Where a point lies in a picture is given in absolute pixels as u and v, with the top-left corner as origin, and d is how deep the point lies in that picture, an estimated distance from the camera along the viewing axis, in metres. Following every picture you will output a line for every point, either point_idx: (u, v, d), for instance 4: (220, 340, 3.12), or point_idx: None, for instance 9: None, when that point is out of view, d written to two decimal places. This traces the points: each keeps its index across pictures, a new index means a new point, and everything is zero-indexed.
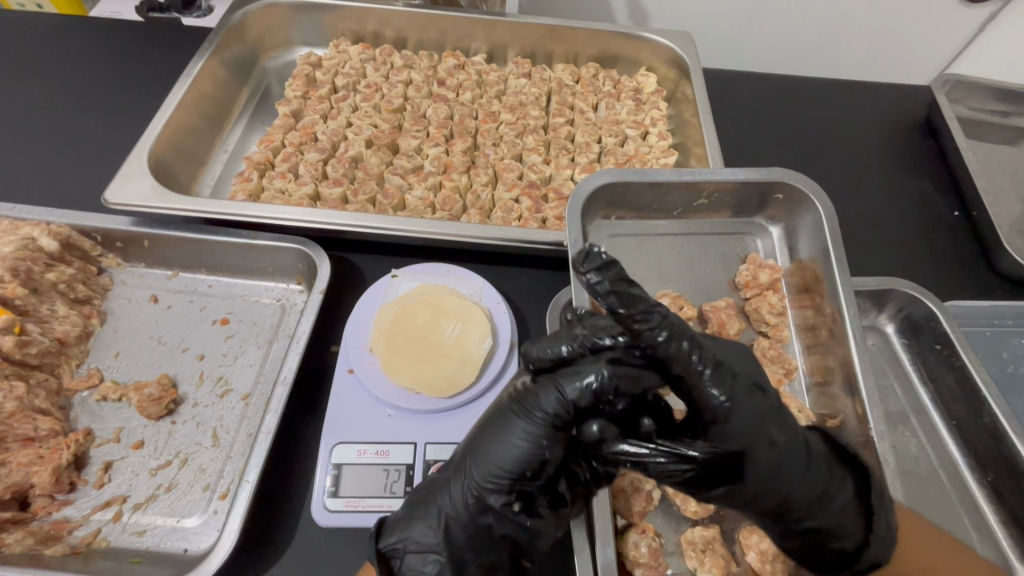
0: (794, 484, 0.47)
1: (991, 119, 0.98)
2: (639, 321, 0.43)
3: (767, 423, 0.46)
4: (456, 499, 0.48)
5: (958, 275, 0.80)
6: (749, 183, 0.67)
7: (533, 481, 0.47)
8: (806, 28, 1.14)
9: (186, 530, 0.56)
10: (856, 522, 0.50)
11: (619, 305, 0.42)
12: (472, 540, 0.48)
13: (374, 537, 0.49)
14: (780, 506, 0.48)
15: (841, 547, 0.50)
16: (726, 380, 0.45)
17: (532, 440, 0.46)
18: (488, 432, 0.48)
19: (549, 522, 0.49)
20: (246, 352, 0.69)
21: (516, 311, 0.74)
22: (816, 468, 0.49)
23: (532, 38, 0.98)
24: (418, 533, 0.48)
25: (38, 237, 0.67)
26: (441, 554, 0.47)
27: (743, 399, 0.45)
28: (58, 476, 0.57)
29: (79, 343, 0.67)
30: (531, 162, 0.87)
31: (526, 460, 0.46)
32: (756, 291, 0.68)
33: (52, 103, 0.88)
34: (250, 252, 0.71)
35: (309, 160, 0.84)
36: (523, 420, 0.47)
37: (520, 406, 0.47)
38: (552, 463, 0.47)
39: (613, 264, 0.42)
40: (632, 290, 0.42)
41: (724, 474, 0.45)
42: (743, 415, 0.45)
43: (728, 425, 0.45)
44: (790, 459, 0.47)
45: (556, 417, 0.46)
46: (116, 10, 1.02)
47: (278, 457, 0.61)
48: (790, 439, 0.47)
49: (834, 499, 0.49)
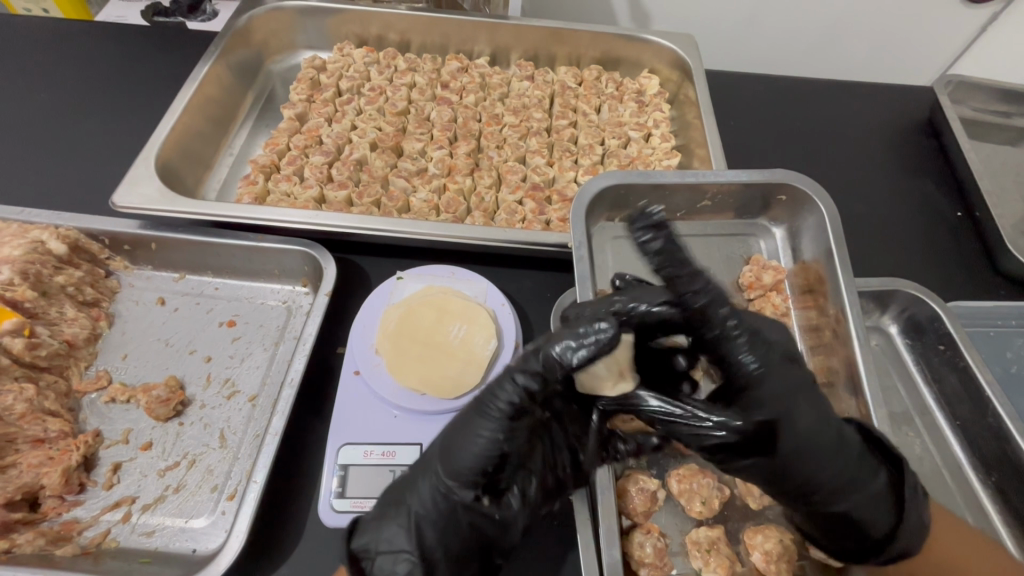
0: (822, 462, 0.47)
1: (994, 119, 0.98)
2: (685, 283, 0.46)
3: (798, 396, 0.48)
4: (423, 498, 0.49)
5: (961, 275, 0.80)
6: (752, 185, 0.67)
7: (496, 473, 0.48)
8: (809, 30, 1.15)
9: (194, 530, 0.57)
10: (886, 511, 0.49)
11: (667, 266, 0.45)
12: (442, 538, 0.48)
13: (347, 538, 0.49)
14: (809, 485, 0.48)
15: (869, 534, 0.49)
16: (761, 349, 0.49)
17: (492, 435, 0.47)
18: (451, 432, 0.49)
19: (517, 512, 0.49)
20: (252, 353, 0.69)
21: (520, 312, 0.74)
22: (847, 450, 0.48)
23: (536, 41, 0.98)
24: (388, 536, 0.48)
25: (47, 240, 0.67)
26: (412, 554, 0.47)
27: (776, 365, 0.49)
28: (68, 477, 0.58)
29: (88, 345, 0.68)
30: (535, 164, 0.88)
31: (486, 454, 0.47)
32: (760, 292, 0.69)
33: (60, 107, 0.89)
34: (256, 254, 0.71)
35: (314, 163, 0.85)
36: (480, 417, 0.48)
37: (478, 405, 0.49)
38: (514, 454, 0.49)
39: (667, 228, 0.44)
40: (682, 255, 0.45)
41: (757, 442, 0.46)
42: (775, 379, 0.48)
43: (762, 391, 0.48)
44: (820, 438, 0.47)
45: (515, 408, 0.47)
46: (122, 15, 1.03)
47: (286, 458, 0.62)
48: (820, 418, 0.48)
49: (862, 484, 0.48)
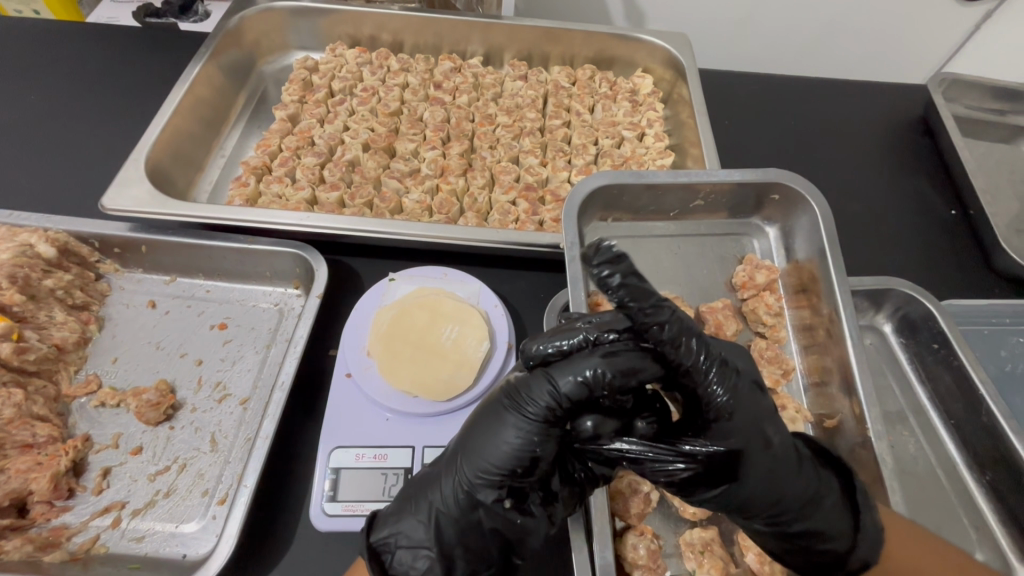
0: (784, 485, 0.46)
1: (988, 117, 0.98)
2: (648, 313, 0.42)
3: (761, 422, 0.46)
4: (446, 494, 0.48)
5: (955, 273, 0.80)
6: (745, 184, 0.67)
7: (525, 477, 0.46)
8: (802, 29, 1.15)
9: (185, 535, 0.57)
10: (846, 522, 0.49)
11: (629, 300, 0.41)
12: (462, 535, 0.48)
13: (367, 532, 0.50)
14: (768, 507, 0.47)
15: (832, 548, 0.49)
16: (730, 378, 0.45)
17: (523, 436, 0.45)
18: (481, 427, 0.48)
19: (540, 520, 0.48)
20: (244, 357, 0.69)
21: (513, 313, 0.74)
22: (804, 469, 0.48)
23: (529, 41, 0.98)
24: (409, 529, 0.48)
25: (35, 243, 0.67)
26: (431, 549, 0.47)
27: (743, 395, 0.45)
28: (57, 482, 0.57)
29: (78, 348, 0.67)
30: (528, 164, 0.87)
31: (515, 456, 0.46)
32: (753, 292, 0.68)
33: (50, 110, 0.89)
34: (247, 257, 0.71)
35: (306, 165, 0.85)
36: (513, 417, 0.46)
37: (512, 401, 0.47)
38: (545, 460, 0.46)
39: (624, 259, 0.40)
40: (644, 285, 0.41)
41: (723, 474, 0.45)
42: (742, 410, 0.45)
43: (731, 422, 0.45)
44: (785, 462, 0.46)
45: (550, 412, 0.45)
46: (114, 16, 1.02)
47: (278, 461, 0.61)
48: (782, 438, 0.47)
49: (823, 500, 0.48)
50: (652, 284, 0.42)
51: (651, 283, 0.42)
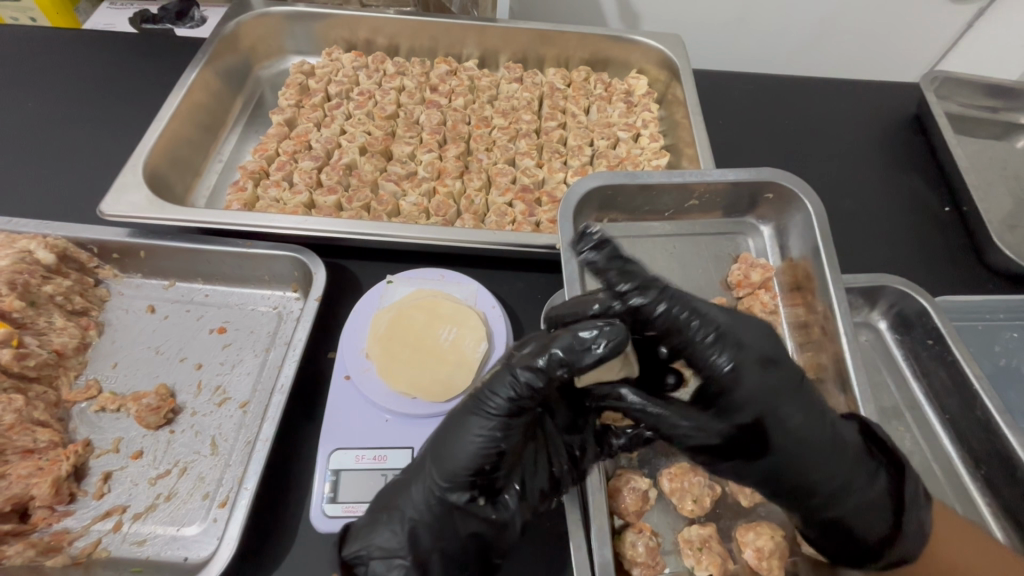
0: (807, 463, 0.48)
1: (980, 115, 0.99)
2: (637, 289, 0.48)
3: (781, 398, 0.48)
4: (418, 501, 0.49)
5: (949, 270, 0.81)
6: (739, 183, 0.68)
7: (492, 472, 0.48)
8: (796, 28, 1.15)
9: (186, 538, 0.57)
10: (883, 513, 0.50)
11: (617, 279, 0.49)
12: (438, 539, 0.48)
13: (339, 546, 0.50)
14: (793, 484, 0.49)
15: (866, 536, 0.50)
16: (732, 348, 0.47)
17: (487, 434, 0.47)
18: (445, 432, 0.49)
19: (512, 512, 0.50)
20: (243, 360, 0.69)
21: (511, 314, 0.74)
22: (844, 452, 0.49)
23: (523, 43, 0.99)
24: (383, 540, 0.48)
25: (35, 250, 0.67)
26: (406, 557, 0.47)
27: (751, 367, 0.47)
28: (58, 487, 0.58)
29: (77, 354, 0.67)
30: (524, 166, 0.88)
31: (483, 453, 0.47)
32: (748, 290, 0.69)
33: (48, 116, 0.89)
34: (246, 261, 0.71)
35: (303, 169, 0.85)
36: (477, 415, 0.47)
37: (476, 401, 0.48)
38: (511, 452, 0.48)
39: (608, 243, 0.48)
40: (627, 266, 0.49)
41: (735, 445, 0.48)
42: (750, 382, 0.47)
43: (738, 394, 0.47)
44: (814, 439, 0.48)
45: (513, 404, 0.46)
46: (110, 23, 1.03)
47: (278, 465, 0.62)
48: (809, 416, 0.48)
49: (857, 486, 0.50)
50: (638, 266, 0.49)
51: (637, 266, 0.49)
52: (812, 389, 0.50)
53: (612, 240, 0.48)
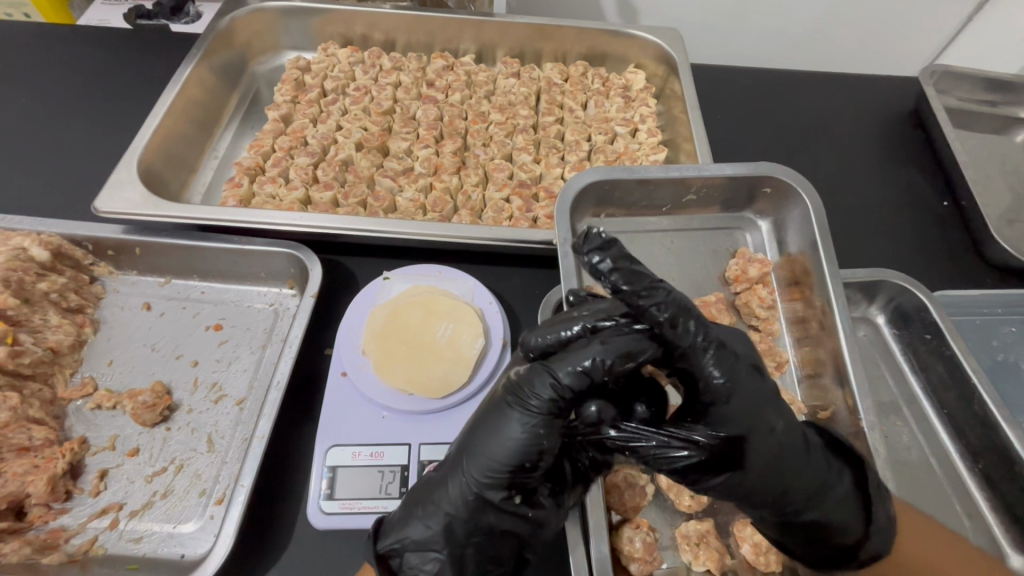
0: (792, 472, 0.48)
1: (979, 109, 0.99)
2: (645, 296, 0.44)
3: (765, 408, 0.47)
4: (455, 496, 0.48)
5: (948, 264, 0.81)
6: (737, 178, 0.68)
7: (532, 472, 0.47)
8: (795, 22, 1.15)
9: (183, 535, 0.57)
10: (855, 513, 0.51)
11: (623, 283, 0.44)
12: (472, 533, 0.48)
13: (374, 540, 0.50)
14: (779, 497, 0.48)
15: (841, 541, 0.51)
16: (727, 360, 0.46)
17: (529, 431, 0.46)
18: (485, 426, 0.48)
19: (550, 510, 0.49)
20: (240, 357, 0.69)
21: (508, 310, 0.74)
22: (814, 457, 0.49)
23: (521, 38, 0.98)
24: (418, 532, 0.48)
25: (29, 247, 0.67)
26: (441, 551, 0.48)
27: (741, 378, 0.47)
28: (54, 484, 0.57)
29: (73, 351, 0.67)
30: (522, 161, 0.87)
31: (525, 450, 0.46)
32: (746, 285, 0.68)
33: (42, 112, 0.88)
34: (242, 258, 0.71)
35: (299, 165, 0.84)
36: (518, 410, 0.46)
37: (515, 396, 0.47)
38: (551, 451, 0.47)
39: (614, 244, 0.45)
40: (635, 268, 0.44)
41: (726, 460, 0.45)
42: (742, 392, 0.47)
43: (730, 406, 0.46)
44: (789, 448, 0.48)
45: (553, 403, 0.45)
46: (104, 18, 1.02)
47: (275, 462, 0.61)
48: (787, 426, 0.48)
49: (834, 490, 0.50)
50: (646, 268, 0.45)
51: (645, 267, 0.45)
52: (784, 397, 0.50)
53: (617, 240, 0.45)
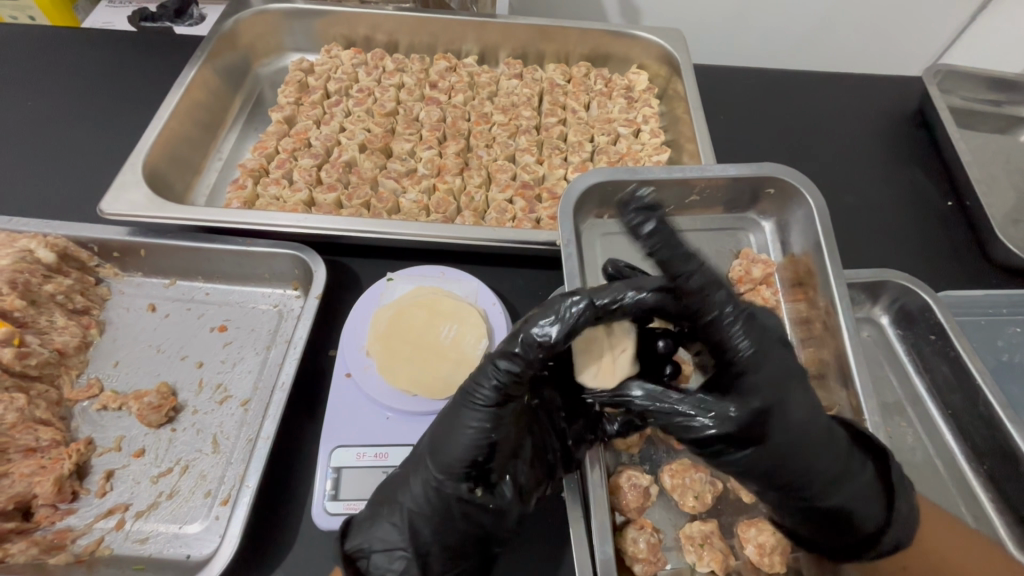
0: (816, 454, 0.48)
1: (984, 109, 0.98)
2: (677, 258, 0.47)
3: (791, 386, 0.48)
4: (415, 494, 0.50)
5: (952, 264, 0.81)
6: (741, 178, 0.67)
7: (486, 463, 0.49)
8: (797, 22, 1.15)
9: (188, 536, 0.57)
10: (874, 501, 0.51)
11: (659, 245, 0.46)
12: (435, 530, 0.50)
13: (341, 540, 0.51)
14: (801, 479, 0.48)
15: (863, 528, 0.51)
16: (756, 334, 0.48)
17: (478, 426, 0.48)
18: (441, 426, 0.51)
19: (510, 500, 0.50)
20: (244, 358, 0.69)
21: (511, 311, 0.74)
22: (837, 443, 0.50)
23: (523, 39, 0.98)
24: (383, 532, 0.50)
25: (35, 249, 0.68)
26: (406, 549, 0.50)
27: (770, 353, 0.48)
28: (61, 485, 0.58)
29: (79, 352, 0.67)
30: (525, 162, 0.87)
31: (475, 443, 0.49)
32: (749, 286, 0.68)
33: (48, 115, 0.89)
34: (246, 260, 0.71)
35: (303, 167, 0.85)
36: (468, 406, 0.49)
37: (464, 395, 0.50)
38: (503, 442, 0.49)
39: (659, 208, 0.47)
40: (675, 236, 0.47)
41: (750, 433, 0.47)
42: (769, 366, 0.48)
43: (758, 377, 0.47)
44: (813, 428, 0.48)
45: (500, 394, 0.48)
46: (109, 21, 1.03)
47: (279, 462, 0.62)
48: (812, 408, 0.49)
49: (855, 478, 0.50)
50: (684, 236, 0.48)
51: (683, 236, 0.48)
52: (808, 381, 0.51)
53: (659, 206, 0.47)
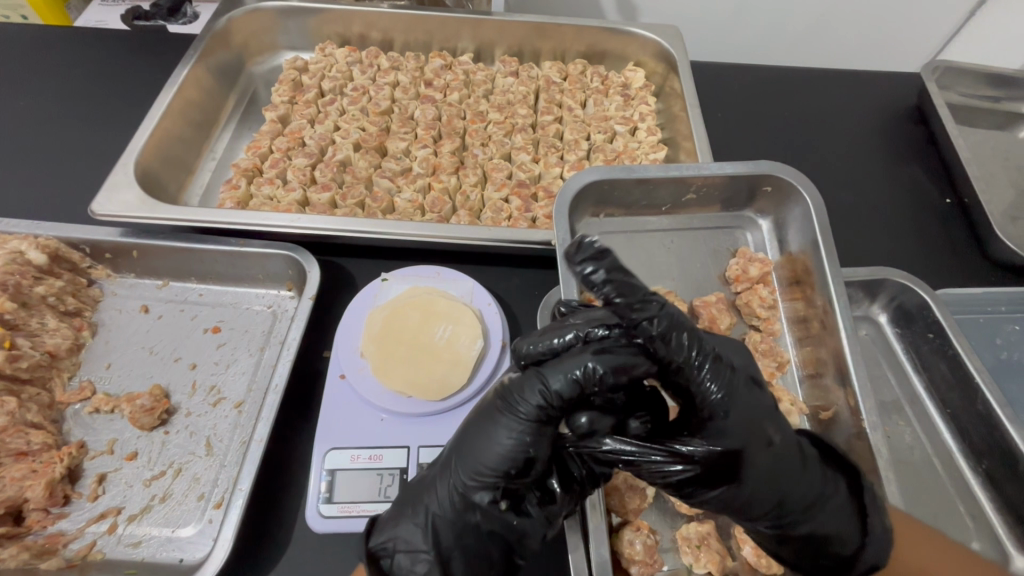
0: (790, 486, 0.47)
1: (982, 105, 0.98)
2: (637, 309, 0.43)
3: (761, 420, 0.46)
4: (444, 498, 0.48)
5: (951, 262, 0.80)
6: (738, 176, 0.67)
7: (519, 478, 0.47)
8: (795, 18, 1.14)
9: (181, 539, 0.57)
10: (853, 524, 0.49)
11: (616, 295, 0.43)
12: (460, 536, 0.48)
13: (366, 536, 0.50)
14: (774, 509, 0.47)
15: (838, 550, 0.49)
16: (723, 373, 0.45)
17: (516, 437, 0.46)
18: (474, 431, 0.48)
19: (536, 520, 0.48)
20: (238, 359, 0.69)
21: (507, 312, 0.74)
22: (811, 470, 0.48)
23: (519, 37, 0.98)
24: (407, 533, 0.48)
25: (26, 250, 0.67)
26: (430, 553, 0.47)
27: (738, 391, 0.46)
28: (52, 489, 0.57)
29: (70, 355, 0.67)
30: (520, 160, 0.87)
31: (512, 456, 0.46)
32: (746, 285, 0.68)
33: (40, 115, 0.88)
34: (239, 260, 0.71)
35: (297, 166, 0.84)
36: (506, 416, 0.46)
37: (504, 402, 0.47)
38: (538, 458, 0.47)
39: (607, 254, 0.43)
40: (631, 281, 0.43)
41: (726, 473, 0.45)
42: (738, 406, 0.45)
43: (727, 421, 0.45)
44: (789, 464, 0.47)
45: (540, 411, 0.46)
46: (101, 20, 1.02)
47: (273, 464, 0.61)
48: (783, 438, 0.47)
49: (829, 498, 0.49)
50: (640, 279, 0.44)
51: (639, 278, 0.44)
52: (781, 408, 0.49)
53: (610, 250, 0.43)
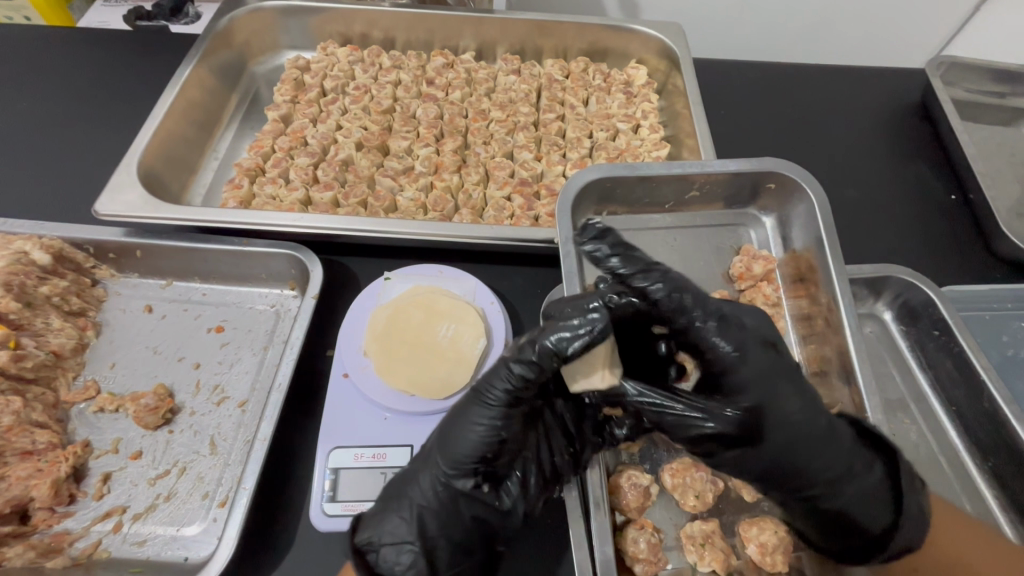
0: (812, 454, 0.49)
1: (988, 100, 0.97)
2: (641, 276, 0.50)
3: (779, 386, 0.50)
4: (426, 488, 0.49)
5: (956, 259, 0.80)
6: (741, 174, 0.67)
7: (495, 459, 0.49)
8: (798, 14, 1.13)
9: (186, 538, 0.57)
10: (880, 505, 0.51)
11: (621, 266, 0.51)
12: (444, 525, 0.48)
13: (351, 533, 0.50)
14: (796, 476, 0.50)
15: (866, 529, 0.51)
16: (730, 333, 0.50)
17: (488, 422, 0.48)
18: (450, 421, 0.50)
19: (516, 501, 0.50)
20: (241, 359, 0.69)
21: (510, 310, 0.74)
22: (840, 445, 0.50)
23: (521, 34, 0.97)
24: (392, 526, 0.49)
25: (30, 251, 0.67)
26: (415, 543, 0.48)
27: (751, 352, 0.50)
28: (58, 489, 0.57)
29: (75, 355, 0.67)
30: (522, 159, 0.87)
31: (486, 439, 0.48)
32: (750, 283, 0.68)
33: (44, 115, 0.88)
34: (242, 260, 0.71)
35: (299, 165, 0.84)
36: (478, 404, 0.49)
37: (474, 392, 0.50)
38: (511, 440, 0.49)
39: (608, 233, 0.52)
40: (631, 252, 0.52)
41: (741, 429, 0.49)
42: (750, 364, 0.50)
43: (740, 377, 0.50)
44: (812, 428, 0.50)
45: (511, 395, 0.48)
46: (104, 20, 1.02)
47: (276, 463, 0.61)
48: (807, 407, 0.50)
49: (857, 478, 0.51)
50: (642, 253, 0.52)
51: (641, 252, 0.52)
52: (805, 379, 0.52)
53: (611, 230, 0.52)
